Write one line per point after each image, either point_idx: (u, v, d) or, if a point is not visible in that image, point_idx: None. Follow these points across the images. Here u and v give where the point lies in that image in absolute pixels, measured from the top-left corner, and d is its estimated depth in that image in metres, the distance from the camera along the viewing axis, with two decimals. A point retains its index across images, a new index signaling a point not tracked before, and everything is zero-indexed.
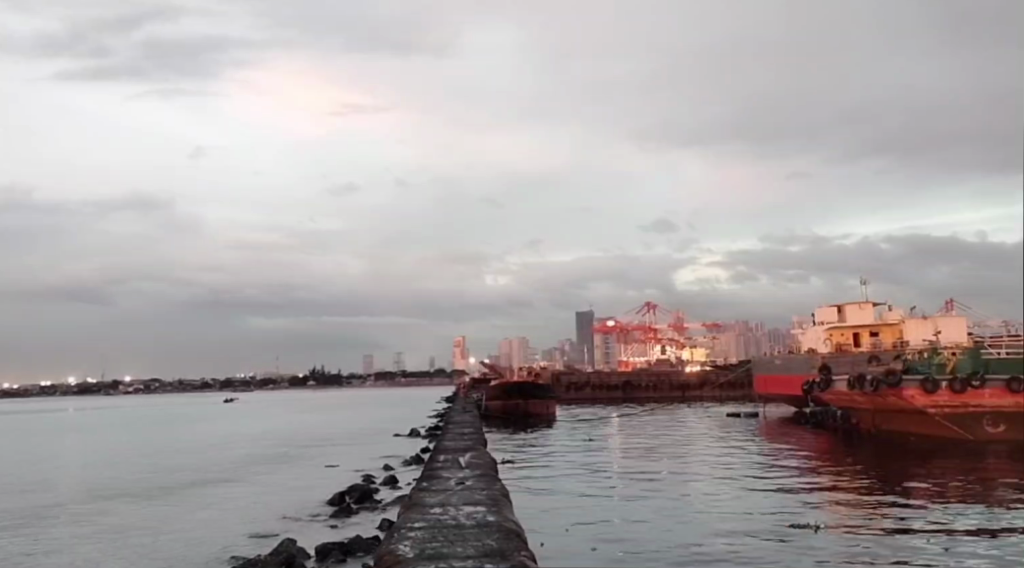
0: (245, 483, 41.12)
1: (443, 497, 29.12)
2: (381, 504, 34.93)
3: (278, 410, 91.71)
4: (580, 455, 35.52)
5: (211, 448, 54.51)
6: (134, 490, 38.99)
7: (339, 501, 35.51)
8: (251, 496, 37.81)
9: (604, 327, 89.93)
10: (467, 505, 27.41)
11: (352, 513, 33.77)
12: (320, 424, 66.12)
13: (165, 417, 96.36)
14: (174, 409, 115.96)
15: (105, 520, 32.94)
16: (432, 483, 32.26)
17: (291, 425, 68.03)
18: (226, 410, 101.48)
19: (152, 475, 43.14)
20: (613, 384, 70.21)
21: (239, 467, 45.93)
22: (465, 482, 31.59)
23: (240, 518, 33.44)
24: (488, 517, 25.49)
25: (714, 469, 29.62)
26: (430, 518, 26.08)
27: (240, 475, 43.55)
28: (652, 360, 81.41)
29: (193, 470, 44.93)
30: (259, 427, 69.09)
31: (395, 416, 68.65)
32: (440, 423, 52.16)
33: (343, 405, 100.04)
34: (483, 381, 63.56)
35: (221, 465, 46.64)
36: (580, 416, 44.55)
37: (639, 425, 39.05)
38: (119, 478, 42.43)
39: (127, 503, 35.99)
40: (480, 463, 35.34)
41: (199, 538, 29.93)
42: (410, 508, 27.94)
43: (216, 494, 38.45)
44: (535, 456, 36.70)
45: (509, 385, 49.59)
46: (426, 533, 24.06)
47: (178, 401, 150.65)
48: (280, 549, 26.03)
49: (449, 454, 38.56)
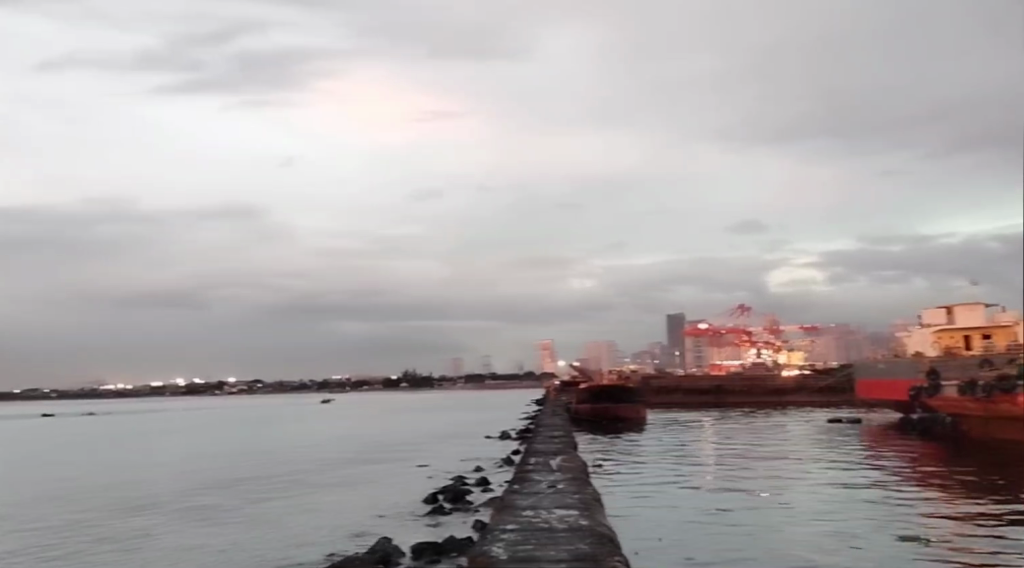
0: (340, 482, 41.77)
1: (534, 500, 28.98)
2: (473, 505, 35.04)
3: (366, 412, 93.07)
4: (672, 460, 35.06)
5: (306, 448, 55.56)
6: (234, 488, 39.90)
7: (432, 503, 35.71)
8: (346, 495, 38.37)
9: (695, 331, 88.42)
10: (559, 509, 27.26)
11: (445, 514, 33.93)
12: (411, 426, 66.88)
13: (259, 418, 98.82)
14: (268, 410, 119.00)
15: (207, 516, 33.81)
16: (523, 486, 32.18)
17: (383, 427, 68.92)
18: (320, 411, 103.33)
19: (250, 474, 44.10)
20: (706, 388, 69.13)
21: (333, 467, 46.66)
22: (556, 485, 31.40)
23: (335, 516, 33.96)
24: (581, 520, 25.30)
25: (813, 478, 28.83)
26: (523, 521, 25.96)
27: (334, 474, 44.22)
28: (746, 364, 80.07)
29: (289, 469, 45.80)
30: (351, 428, 70.18)
31: (485, 419, 68.93)
32: (529, 426, 52.21)
33: (432, 407, 101.09)
34: (572, 383, 63.41)
35: (316, 465, 47.46)
36: (671, 420, 43.92)
37: (732, 430, 38.37)
38: (220, 476, 43.57)
39: (226, 500, 36.81)
40: (571, 466, 35.07)
41: (298, 535, 30.50)
42: (502, 511, 27.91)
43: (311, 492, 39.05)
44: (627, 461, 36.37)
45: (599, 389, 49.23)
46: (518, 536, 24.01)
47: (272, 402, 154.51)
48: (375, 548, 26.23)
49: (539, 457, 38.49)
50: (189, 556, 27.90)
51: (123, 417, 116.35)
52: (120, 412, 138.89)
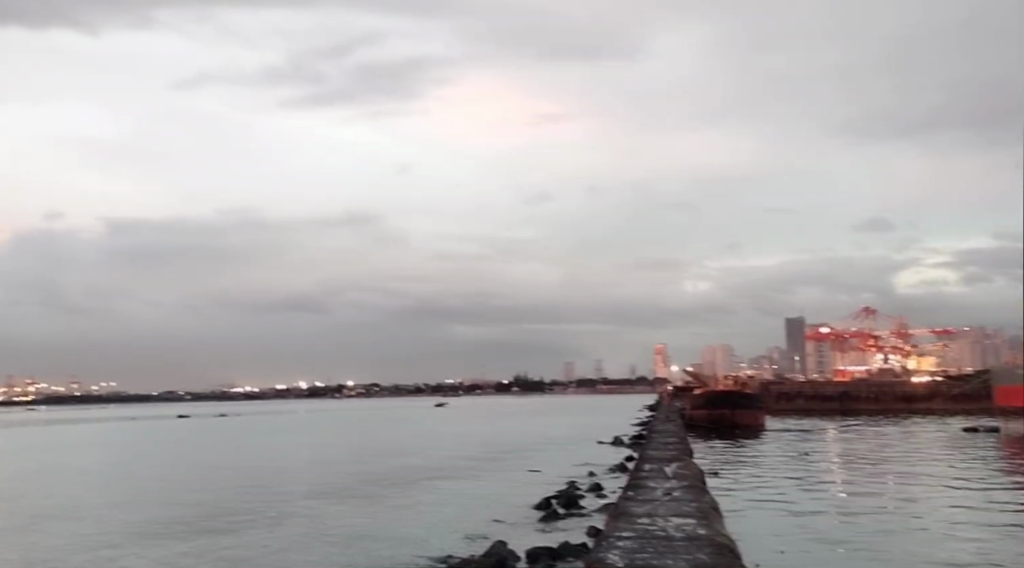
0: (454, 485, 41.92)
1: (650, 508, 28.44)
2: (587, 511, 34.66)
3: (481, 415, 93.65)
4: (793, 470, 33.93)
5: (421, 450, 56.11)
6: (352, 489, 40.52)
7: (545, 508, 35.49)
8: (461, 498, 38.50)
9: (818, 335, 85.84)
10: (676, 517, 26.65)
11: (559, 519, 33.70)
12: (525, 431, 66.86)
13: (376, 420, 100.43)
14: (384, 412, 120.87)
15: (328, 516, 34.42)
16: (638, 492, 31.65)
17: (496, 430, 69.06)
18: (434, 414, 104.50)
19: (367, 475, 44.76)
20: (829, 394, 66.94)
21: (448, 469, 46.95)
22: (672, 493, 30.77)
23: (451, 519, 34.09)
24: (699, 529, 24.65)
25: (947, 490, 27.43)
26: (639, 528, 25.47)
27: (449, 476, 44.47)
28: (872, 369, 77.21)
29: (404, 471, 46.29)
30: (466, 432, 70.61)
31: (598, 423, 68.36)
32: (643, 431, 51.52)
33: (546, 411, 100.89)
34: (688, 388, 62.27)
35: (431, 467, 47.86)
36: (792, 428, 42.59)
37: (857, 439, 36.93)
38: (339, 477, 44.35)
39: (346, 501, 37.42)
40: (686, 474, 34.36)
41: (414, 536, 30.72)
42: (618, 517, 27.47)
43: (427, 494, 39.29)
44: (745, 470, 35.38)
45: (715, 394, 48.18)
46: (635, 543, 23.54)
47: (387, 405, 157.18)
48: (491, 552, 26.16)
49: (653, 463, 37.86)
50: (311, 555, 28.43)
51: (248, 418, 120.37)
52: (244, 414, 143.63)
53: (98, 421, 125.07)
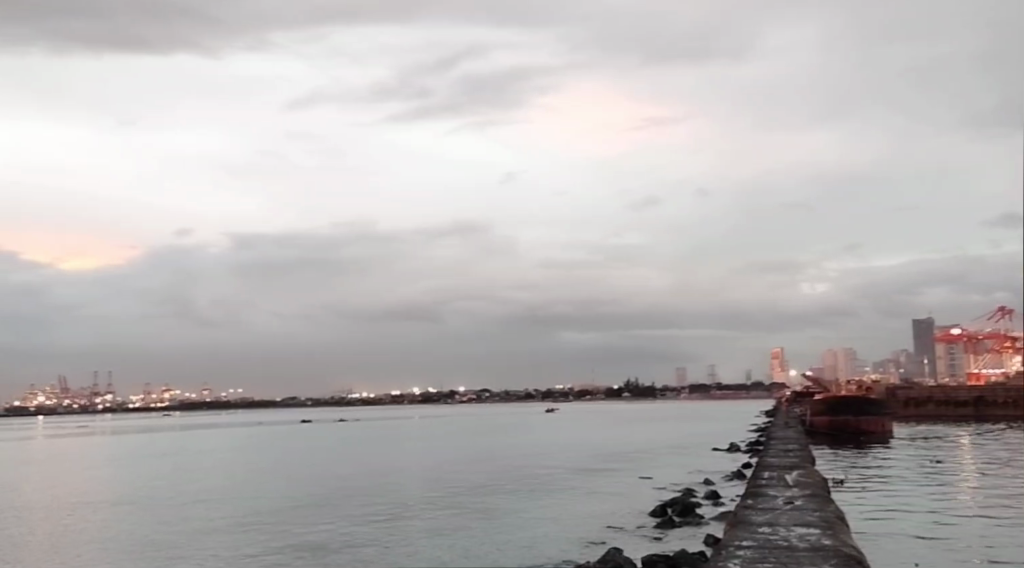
0: (568, 491, 41.49)
1: (771, 517, 27.40)
2: (704, 519, 33.70)
3: (593, 421, 92.89)
4: (924, 480, 32.29)
5: (533, 457, 55.85)
6: (466, 495, 40.58)
7: (661, 516, 34.68)
8: (574, 504, 38.10)
9: (949, 336, 82.10)
10: (799, 526, 25.59)
11: (675, 527, 32.95)
12: (637, 437, 65.90)
13: (488, 426, 100.80)
14: (494, 419, 121.16)
15: (443, 521, 34.55)
16: (758, 501, 30.58)
17: (609, 437, 68.27)
18: (544, 420, 104.31)
19: (480, 481, 44.80)
20: (962, 399, 63.86)
21: (560, 475, 46.58)
22: (794, 502, 29.60)
23: (567, 525, 33.72)
24: (823, 540, 23.59)
25: None
26: (760, 538, 24.52)
27: (561, 483, 44.08)
28: (1009, 373, 73.34)
29: (517, 477, 46.14)
30: (578, 438, 70.04)
31: (714, 430, 66.85)
32: (761, 438, 50.08)
33: (659, 417, 99.39)
34: (809, 393, 60.28)
35: (543, 473, 47.58)
36: (921, 435, 40.66)
37: (993, 447, 34.92)
38: (452, 483, 44.48)
39: (460, 506, 37.49)
40: (808, 482, 33.07)
41: (530, 542, 30.49)
42: (736, 526, 26.57)
43: (540, 500, 39.01)
44: (870, 479, 33.90)
45: (838, 400, 46.47)
46: (756, 553, 22.68)
47: (497, 412, 157.70)
48: (606, 559, 25.67)
49: (773, 471, 36.62)
50: (425, 559, 28.46)
51: (368, 424, 122.78)
52: (363, 419, 146.41)
53: (227, 427, 129.51)
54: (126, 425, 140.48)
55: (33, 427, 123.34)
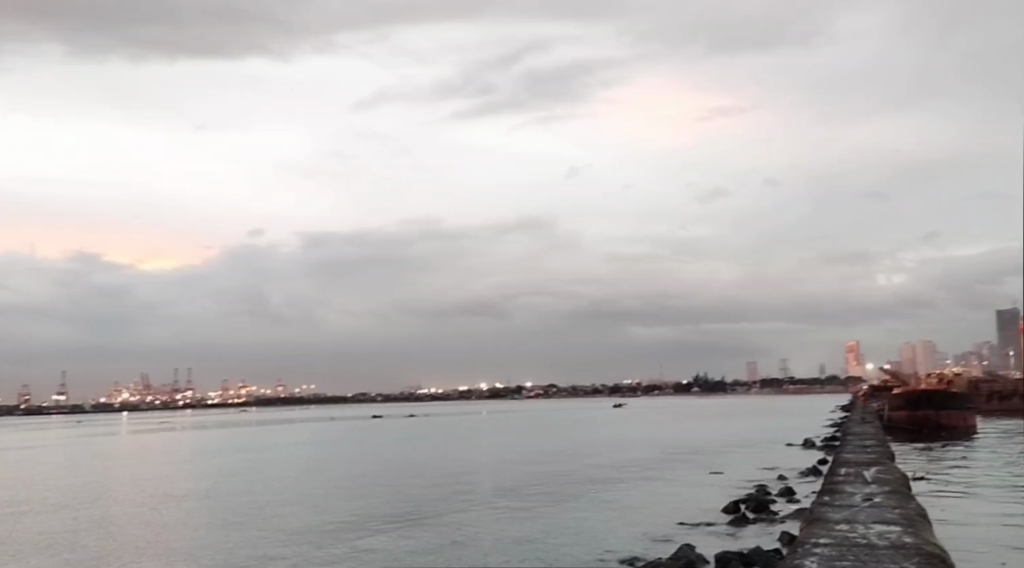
0: (637, 487, 40.99)
1: (849, 514, 26.62)
2: (778, 516, 32.91)
3: (662, 417, 91.83)
4: (1010, 476, 31.07)
5: (601, 452, 55.39)
6: (535, 490, 40.36)
7: (733, 513, 33.97)
8: (645, 500, 37.59)
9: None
10: (879, 524, 24.79)
11: (749, 523, 32.26)
12: (708, 432, 64.92)
13: (555, 421, 100.36)
14: (563, 415, 120.60)
15: (512, 516, 34.41)
16: (834, 498, 29.75)
17: (679, 432, 67.36)
18: (613, 416, 103.43)
19: (549, 476, 44.49)
20: None
21: (630, 471, 46.06)
22: (872, 499, 28.73)
23: (637, 521, 33.29)
24: (905, 538, 22.80)
25: None
26: (837, 535, 23.82)
27: (631, 478, 43.56)
28: None
29: (585, 473, 45.74)
30: (648, 433, 69.28)
31: (787, 425, 65.51)
32: (836, 434, 48.90)
33: (729, 412, 97.87)
34: (886, 387, 58.71)
35: (612, 469, 47.11)
36: (1006, 430, 39.24)
37: None
38: (521, 478, 44.28)
39: (529, 502, 37.31)
40: (887, 478, 32.10)
41: (600, 537, 30.16)
42: (812, 523, 25.86)
43: (610, 496, 38.58)
44: (952, 475, 32.78)
45: (917, 394, 45.15)
46: (834, 551, 22.01)
47: (564, 407, 157.16)
48: (679, 555, 25.19)
49: (849, 467, 35.68)
50: (494, 554, 28.35)
51: (437, 420, 123.34)
52: (433, 415, 147.37)
53: (300, 423, 131.29)
54: (203, 421, 143.35)
55: (114, 423, 126.69)
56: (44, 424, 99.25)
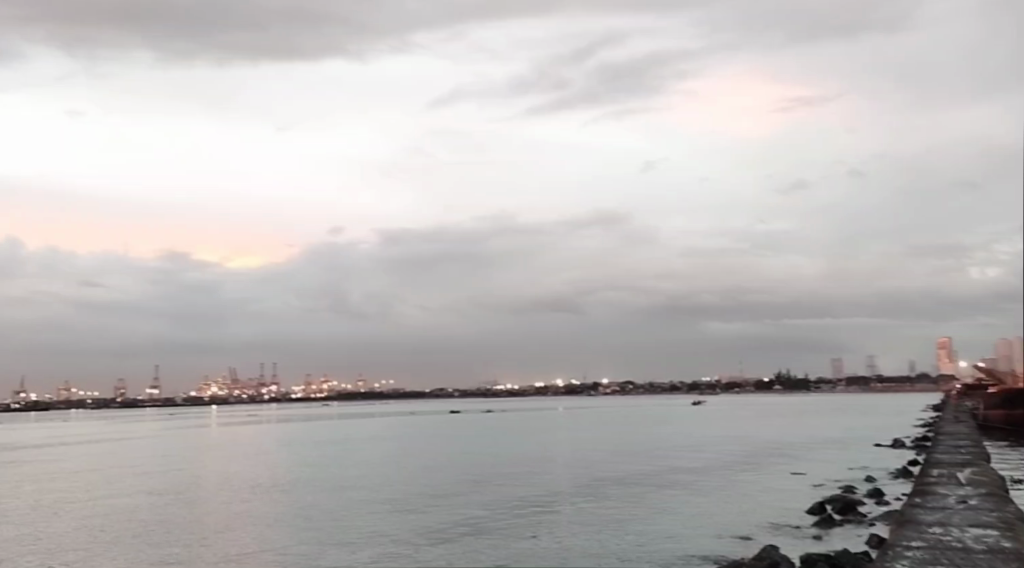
0: (719, 486, 40.02)
1: (943, 517, 25.42)
2: (867, 518, 31.74)
3: (744, 414, 89.98)
4: None
5: (682, 450, 54.37)
6: (613, 487, 39.73)
7: (819, 514, 32.90)
8: (726, 499, 36.66)
9: None
10: (975, 527, 23.60)
11: (835, 525, 31.13)
12: (793, 431, 63.20)
13: (635, 418, 99.24)
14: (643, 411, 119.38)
15: (590, 513, 33.90)
16: (926, 500, 28.49)
17: (763, 431, 65.75)
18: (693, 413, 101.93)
19: (628, 474, 43.80)
20: None
21: (711, 470, 45.06)
22: (967, 501, 27.40)
23: (718, 520, 32.45)
24: (1004, 542, 21.62)
25: None
26: (930, 538, 22.74)
27: (712, 477, 42.59)
28: None
29: (665, 470, 44.91)
30: (730, 431, 67.82)
31: (876, 424, 63.40)
32: (928, 433, 47.03)
33: (813, 411, 95.52)
34: (981, 385, 56.33)
35: (694, 467, 46.16)
36: None
37: None
38: (599, 475, 43.67)
39: (607, 499, 36.75)
40: (983, 480, 30.61)
41: (680, 537, 29.44)
42: (903, 526, 24.76)
43: (690, 494, 37.75)
44: None
45: (1016, 392, 43.10)
46: (926, 554, 20.99)
47: (644, 405, 155.56)
48: (761, 555, 24.37)
49: (942, 468, 34.20)
50: (572, 551, 27.90)
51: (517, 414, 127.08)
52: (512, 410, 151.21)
53: (380, 418, 132.61)
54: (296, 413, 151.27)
55: (204, 416, 130.03)
56: (137, 417, 102.33)
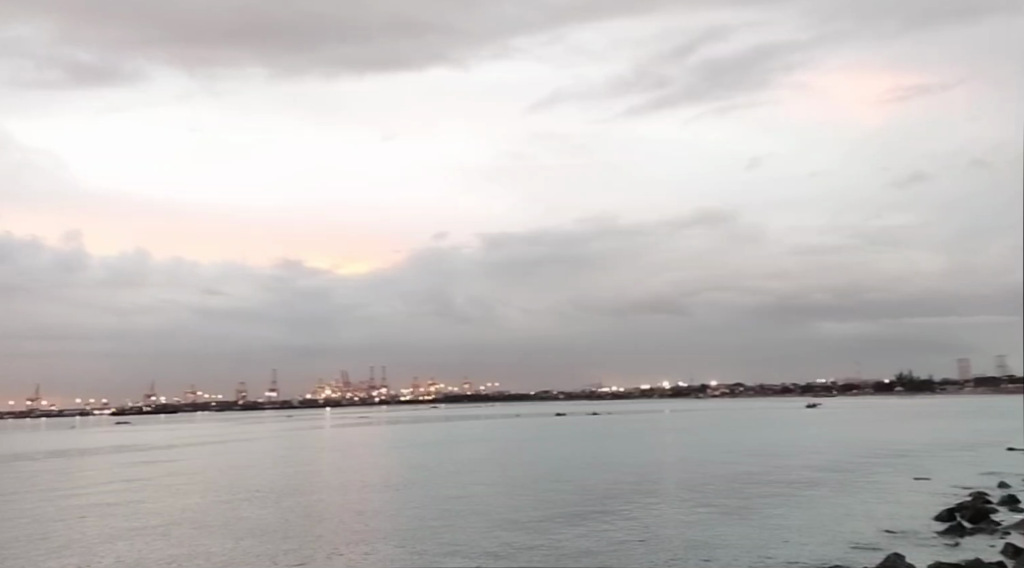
0: (838, 491, 38.87)
1: None
2: (1001, 527, 30.15)
3: (861, 417, 87.29)
4: None
5: (797, 454, 52.99)
6: (727, 491, 39.04)
7: (948, 522, 31.55)
8: (846, 505, 35.58)
9: None
10: None
11: (965, 533, 29.79)
12: (915, 434, 60.87)
13: (747, 420, 97.51)
14: (754, 414, 117.21)
15: (703, 517, 33.37)
16: None
17: (884, 434, 63.56)
18: (806, 416, 99.39)
19: (743, 478, 42.98)
20: None
21: (829, 474, 43.83)
22: None
23: (837, 526, 31.53)
24: None
25: None
26: None
27: (831, 482, 41.39)
28: None
29: (781, 475, 43.88)
30: (848, 434, 65.77)
31: (1005, 427, 60.51)
32: None
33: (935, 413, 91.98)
34: None
35: (810, 471, 44.95)
36: None
37: None
38: (712, 479, 42.95)
39: (719, 503, 36.16)
40: None
41: (798, 542, 28.68)
42: None
43: (806, 500, 36.77)
44: None
45: None
46: None
47: (755, 407, 152.57)
48: (888, 564, 23.50)
49: None
50: (685, 555, 27.52)
51: (638, 414, 135.15)
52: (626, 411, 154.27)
53: (486, 419, 133.88)
54: (423, 414, 162.10)
55: (322, 417, 134.59)
56: (256, 418, 106.24)
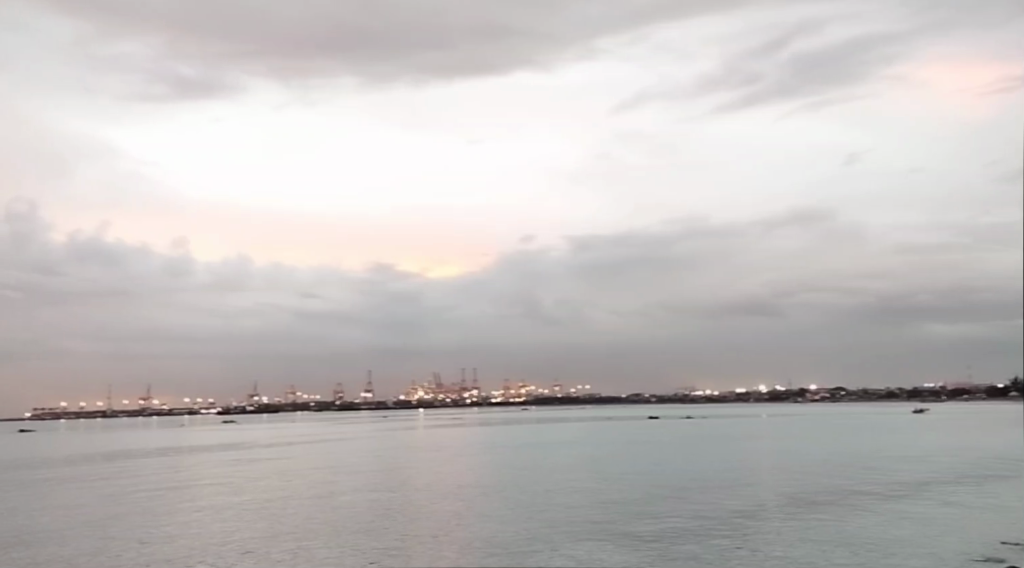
0: (950, 500, 37.13)
1: None
2: None
3: (972, 423, 83.84)
4: None
5: (904, 461, 51.04)
6: (830, 499, 37.70)
7: None
8: (958, 515, 33.95)
9: None
10: None
11: None
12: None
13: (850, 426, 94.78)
14: (857, 418, 113.85)
15: (805, 525, 32.22)
16: None
17: (997, 441, 60.75)
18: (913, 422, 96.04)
19: (847, 485, 41.47)
20: None
21: (939, 482, 41.99)
22: None
23: (951, 537, 30.03)
24: None
25: None
26: None
27: (941, 491, 39.59)
28: None
29: (887, 482, 42.22)
30: (958, 441, 63.07)
31: None
32: None
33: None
34: None
35: (918, 479, 43.17)
36: None
37: None
38: (814, 486, 41.60)
39: (824, 511, 34.89)
40: None
41: (906, 554, 27.37)
42: None
43: (916, 509, 35.20)
44: None
45: None
46: None
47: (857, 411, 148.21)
48: None
49: None
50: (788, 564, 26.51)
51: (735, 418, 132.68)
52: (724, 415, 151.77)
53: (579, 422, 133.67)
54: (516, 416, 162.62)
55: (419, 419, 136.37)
56: (354, 419, 108.29)
